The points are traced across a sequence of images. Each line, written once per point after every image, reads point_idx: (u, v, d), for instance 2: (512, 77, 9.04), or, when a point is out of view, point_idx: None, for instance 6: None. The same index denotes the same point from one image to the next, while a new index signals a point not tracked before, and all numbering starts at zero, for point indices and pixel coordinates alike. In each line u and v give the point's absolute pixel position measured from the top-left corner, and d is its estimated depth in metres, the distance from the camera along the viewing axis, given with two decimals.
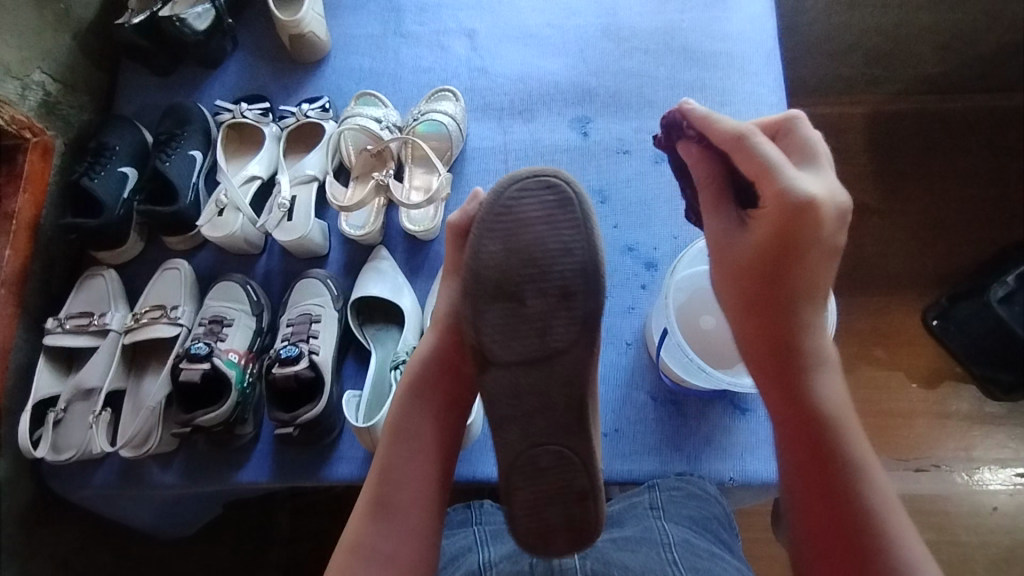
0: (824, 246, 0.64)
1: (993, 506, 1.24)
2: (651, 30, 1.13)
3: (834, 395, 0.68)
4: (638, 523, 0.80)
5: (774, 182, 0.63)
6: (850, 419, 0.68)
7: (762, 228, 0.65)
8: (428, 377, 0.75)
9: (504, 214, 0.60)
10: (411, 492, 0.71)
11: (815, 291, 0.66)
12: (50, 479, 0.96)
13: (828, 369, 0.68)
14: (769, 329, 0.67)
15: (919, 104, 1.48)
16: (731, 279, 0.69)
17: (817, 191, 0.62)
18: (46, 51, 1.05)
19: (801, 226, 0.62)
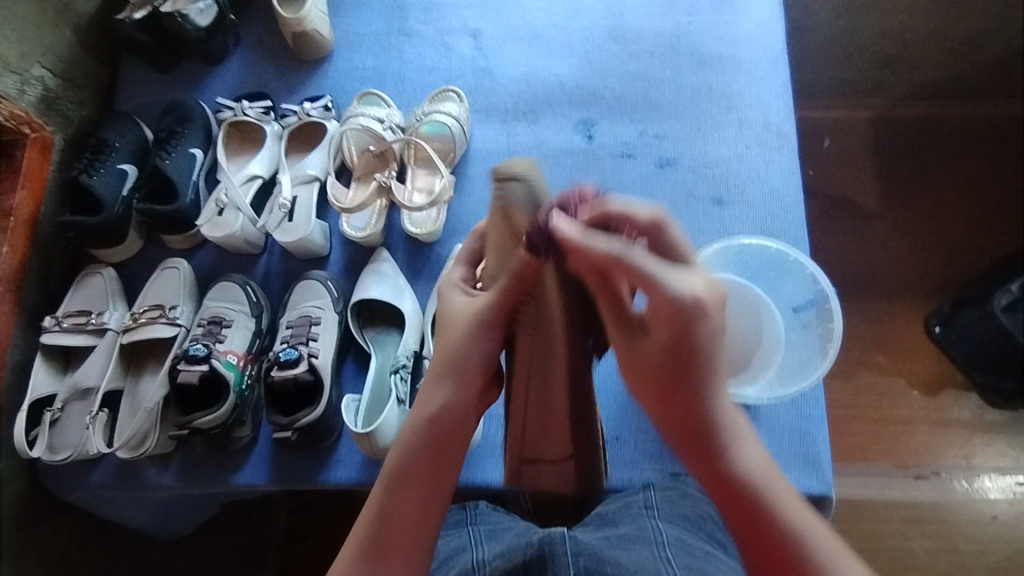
0: (720, 333, 0.56)
1: (992, 514, 1.23)
2: (658, 32, 1.12)
3: (761, 475, 0.59)
4: (633, 522, 0.78)
5: (658, 287, 0.54)
6: (789, 496, 0.59)
7: (658, 330, 0.56)
8: (445, 417, 0.64)
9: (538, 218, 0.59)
10: (410, 533, 0.61)
11: (721, 374, 0.58)
12: (46, 478, 0.95)
13: (747, 448, 0.60)
14: (682, 426, 0.59)
15: (925, 108, 1.46)
16: (642, 387, 0.59)
17: (699, 287, 0.55)
18: (46, 45, 1.03)
19: (696, 324, 0.54)
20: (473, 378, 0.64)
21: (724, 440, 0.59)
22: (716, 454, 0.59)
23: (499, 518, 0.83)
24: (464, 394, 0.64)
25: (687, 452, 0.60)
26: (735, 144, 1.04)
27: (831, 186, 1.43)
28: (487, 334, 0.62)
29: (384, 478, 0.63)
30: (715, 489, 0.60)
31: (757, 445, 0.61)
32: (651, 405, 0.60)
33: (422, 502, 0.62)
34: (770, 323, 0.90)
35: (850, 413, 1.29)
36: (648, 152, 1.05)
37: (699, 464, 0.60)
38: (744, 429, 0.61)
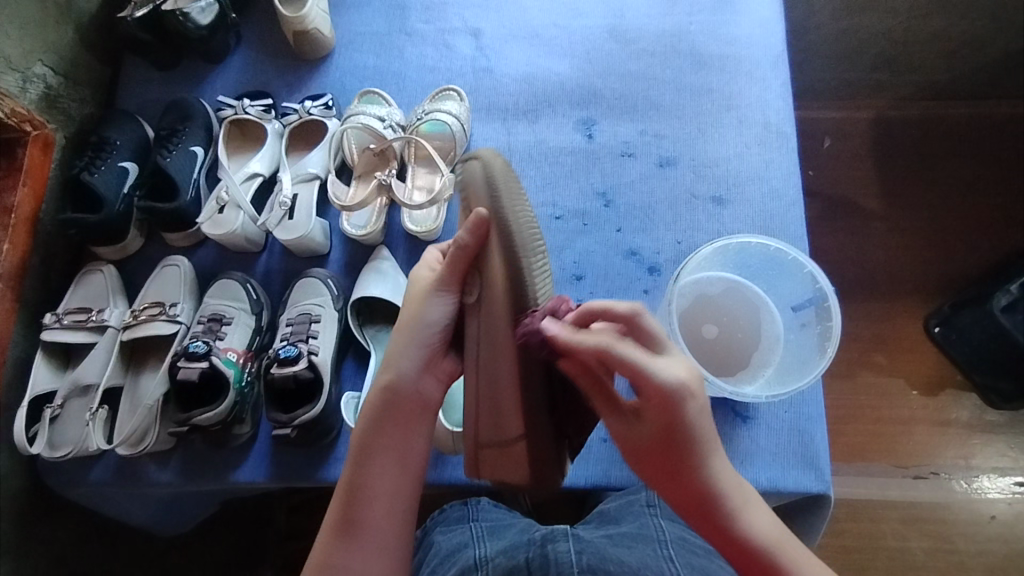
0: (707, 410, 0.62)
1: (991, 515, 1.23)
2: (658, 32, 1.12)
3: (769, 533, 0.63)
4: (635, 520, 0.78)
5: (647, 376, 0.60)
6: (799, 550, 0.62)
7: (652, 414, 0.62)
8: (404, 386, 0.68)
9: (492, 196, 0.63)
10: (382, 506, 0.66)
11: (716, 447, 0.64)
12: (46, 475, 0.95)
13: (752, 510, 0.64)
14: (687, 496, 0.63)
15: (923, 110, 1.47)
16: (645, 466, 0.64)
17: (681, 372, 0.62)
18: (48, 43, 1.04)
19: (686, 403, 0.61)
20: (431, 339, 0.68)
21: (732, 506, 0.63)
22: (723, 519, 0.63)
23: (500, 515, 0.83)
24: (421, 358, 0.68)
25: (696, 520, 0.64)
26: (735, 143, 1.04)
27: (831, 186, 1.43)
28: (441, 293, 0.66)
29: (353, 455, 0.68)
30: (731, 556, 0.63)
31: (763, 507, 0.66)
32: (655, 479, 0.65)
33: (392, 470, 0.67)
34: (769, 322, 0.92)
35: (849, 413, 1.29)
36: (647, 151, 1.05)
37: (710, 530, 0.64)
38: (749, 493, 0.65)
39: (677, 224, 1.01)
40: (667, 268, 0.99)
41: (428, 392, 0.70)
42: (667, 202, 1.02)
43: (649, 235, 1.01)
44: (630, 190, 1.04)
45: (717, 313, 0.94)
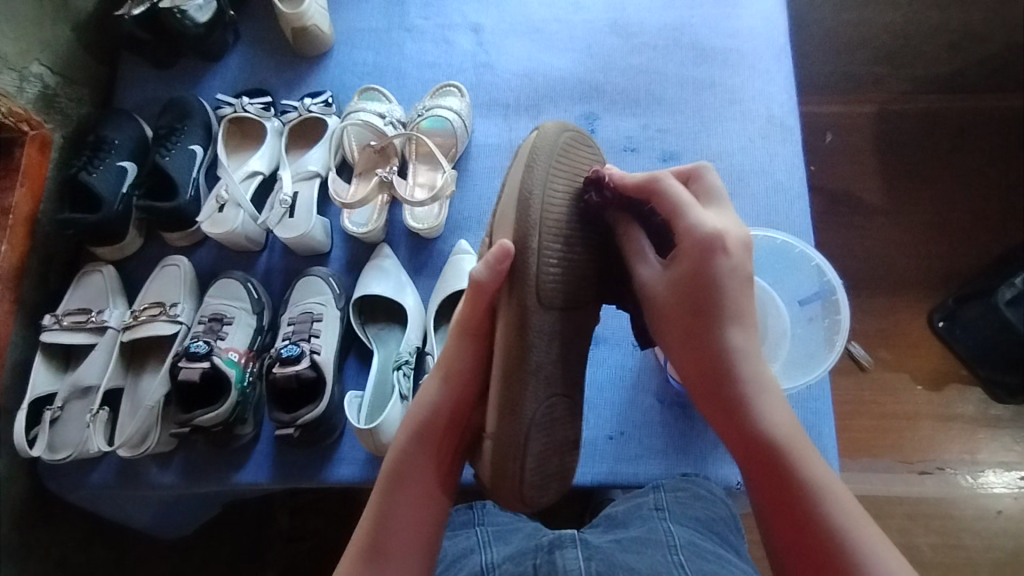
0: (740, 275, 0.62)
1: (997, 510, 1.22)
2: (660, 26, 1.11)
3: (781, 415, 0.63)
4: (643, 523, 0.78)
5: (685, 221, 0.63)
6: (804, 442, 0.63)
7: (682, 264, 0.63)
8: (436, 422, 0.68)
9: (541, 188, 0.61)
10: (409, 538, 0.66)
11: (742, 315, 0.63)
12: (46, 478, 0.94)
13: (766, 389, 0.64)
14: (704, 362, 0.63)
15: (925, 103, 1.45)
16: (662, 321, 0.65)
17: (724, 227, 0.63)
18: (45, 42, 1.03)
19: (716, 258, 0.62)
20: (459, 384, 0.67)
21: (742, 384, 0.62)
22: (733, 393, 0.63)
23: (507, 519, 0.82)
24: (452, 402, 0.68)
25: (707, 390, 0.64)
26: (738, 137, 1.04)
27: (834, 180, 1.42)
28: (467, 343, 0.66)
29: (382, 482, 0.68)
30: (736, 432, 0.63)
31: (778, 397, 0.64)
32: (670, 338, 0.65)
33: (419, 504, 0.67)
34: (776, 317, 0.88)
35: (854, 408, 1.28)
36: (651, 146, 1.04)
37: (727, 415, 0.63)
38: (763, 379, 0.64)
39: None
40: None
41: (458, 429, 0.69)
42: None
43: None
44: None
45: None
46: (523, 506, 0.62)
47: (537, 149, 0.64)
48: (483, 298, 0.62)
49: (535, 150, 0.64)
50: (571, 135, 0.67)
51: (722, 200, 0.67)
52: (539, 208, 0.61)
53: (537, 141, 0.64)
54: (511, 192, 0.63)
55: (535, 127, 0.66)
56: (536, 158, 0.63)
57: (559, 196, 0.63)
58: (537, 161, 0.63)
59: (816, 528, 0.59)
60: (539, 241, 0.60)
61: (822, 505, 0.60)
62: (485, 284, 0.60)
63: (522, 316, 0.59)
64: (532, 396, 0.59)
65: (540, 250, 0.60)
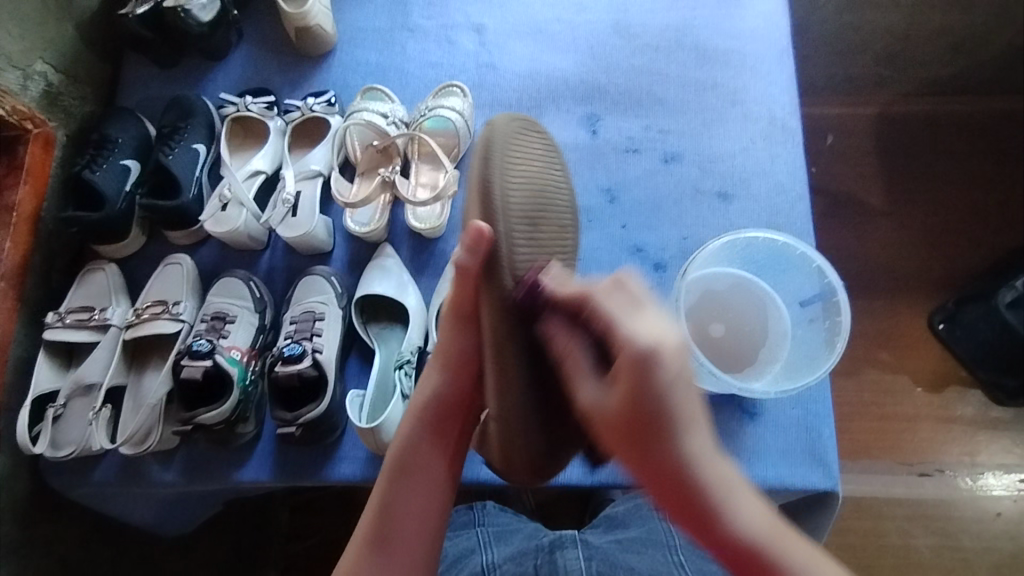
0: (683, 385, 0.53)
1: (997, 512, 1.23)
2: (662, 27, 1.11)
3: (755, 518, 0.55)
4: (643, 524, 0.79)
5: (617, 336, 0.54)
6: (789, 537, 0.55)
7: (621, 387, 0.54)
8: (440, 406, 0.70)
9: (498, 175, 0.60)
10: (415, 527, 0.66)
11: (695, 423, 0.55)
12: (49, 475, 0.94)
13: (736, 493, 0.56)
14: (665, 487, 0.55)
15: (927, 105, 1.46)
16: (614, 444, 0.56)
17: (659, 336, 0.53)
18: (49, 41, 1.03)
19: (654, 377, 0.52)
20: (462, 368, 0.69)
21: (710, 495, 0.54)
22: (704, 512, 0.54)
23: (507, 519, 0.82)
24: (455, 385, 0.70)
25: (676, 512, 0.56)
26: (739, 139, 1.04)
27: (835, 182, 1.42)
28: (464, 330, 0.66)
29: (388, 473, 0.68)
30: (716, 546, 0.55)
31: (749, 493, 0.57)
32: (627, 462, 0.56)
33: (427, 489, 0.68)
34: (777, 319, 0.92)
35: (854, 410, 1.28)
36: (653, 147, 1.05)
37: (704, 532, 0.55)
38: (732, 479, 0.56)
39: (683, 220, 1.01)
40: (674, 264, 0.99)
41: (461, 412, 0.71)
42: (673, 198, 1.02)
43: (655, 231, 1.00)
44: (636, 187, 1.03)
45: (726, 312, 0.93)
46: (533, 477, 0.65)
47: (490, 137, 0.63)
48: (468, 284, 0.60)
49: (488, 140, 0.62)
50: (519, 124, 0.67)
51: (648, 303, 0.56)
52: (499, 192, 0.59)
53: (489, 133, 0.63)
54: (471, 179, 0.61)
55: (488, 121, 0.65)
56: (491, 147, 0.62)
57: (518, 181, 0.62)
58: (494, 143, 0.62)
59: None
60: (507, 225, 0.58)
61: None
62: (469, 270, 0.58)
63: (504, 310, 0.57)
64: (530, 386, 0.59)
65: (512, 240, 0.58)
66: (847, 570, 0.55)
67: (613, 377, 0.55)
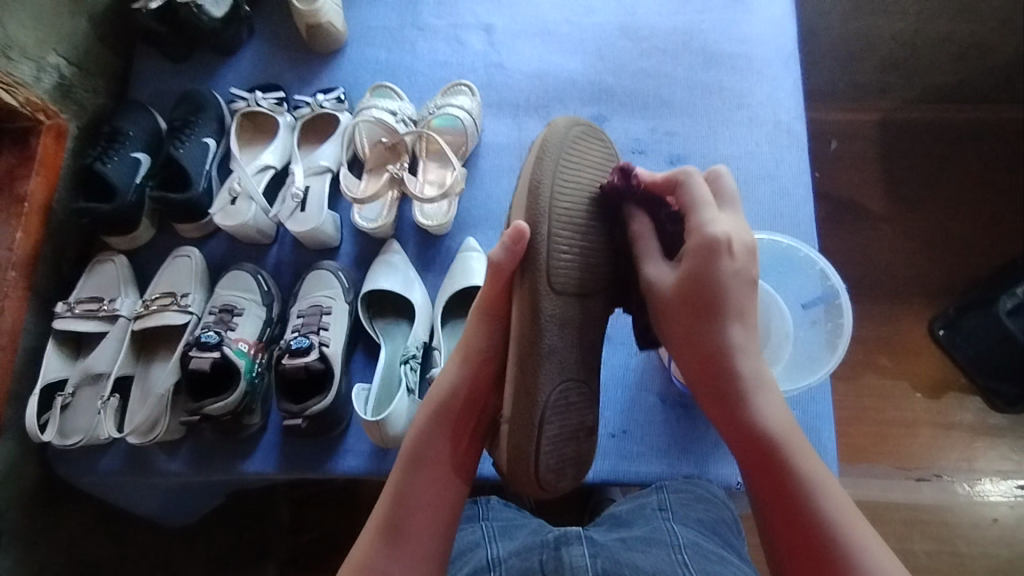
0: (740, 275, 0.64)
1: (993, 517, 1.23)
2: (669, 30, 1.12)
3: (776, 415, 0.64)
4: (647, 523, 0.79)
5: (697, 219, 0.65)
6: (799, 434, 0.64)
7: (687, 264, 0.64)
8: (454, 403, 0.71)
9: (547, 183, 0.65)
10: (427, 517, 0.68)
11: (743, 316, 0.65)
12: (56, 463, 0.95)
13: (765, 389, 0.65)
14: (705, 356, 0.64)
15: (930, 112, 1.47)
16: (668, 315, 0.66)
17: (730, 231, 0.65)
18: (63, 33, 1.04)
19: (719, 259, 0.63)
20: (479, 363, 0.71)
21: (740, 380, 0.64)
22: (733, 391, 0.64)
23: (512, 515, 0.83)
24: (473, 382, 0.71)
25: (708, 386, 0.65)
26: (745, 142, 1.05)
27: (839, 187, 1.43)
28: (488, 323, 0.69)
29: (403, 463, 0.70)
30: (732, 425, 0.64)
31: (773, 393, 0.66)
32: (673, 332, 0.66)
33: (438, 484, 0.69)
34: (779, 316, 0.90)
35: (853, 413, 1.29)
36: (659, 149, 1.06)
37: (724, 410, 0.65)
38: (762, 375, 0.65)
39: None
40: None
41: (478, 411, 0.73)
42: None
43: None
44: None
45: None
46: (538, 490, 0.64)
47: (547, 143, 0.67)
48: (500, 281, 0.65)
49: (543, 146, 0.67)
50: (581, 129, 0.70)
51: (736, 206, 0.69)
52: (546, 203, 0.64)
53: (545, 138, 0.67)
54: (522, 184, 0.66)
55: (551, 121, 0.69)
56: (546, 152, 0.66)
57: (568, 189, 0.66)
58: (547, 151, 0.66)
59: (806, 520, 0.60)
60: (547, 230, 0.63)
61: (814, 498, 0.61)
62: (502, 266, 0.63)
63: (533, 303, 0.62)
64: (547, 382, 0.62)
65: (548, 238, 0.63)
66: (841, 484, 0.63)
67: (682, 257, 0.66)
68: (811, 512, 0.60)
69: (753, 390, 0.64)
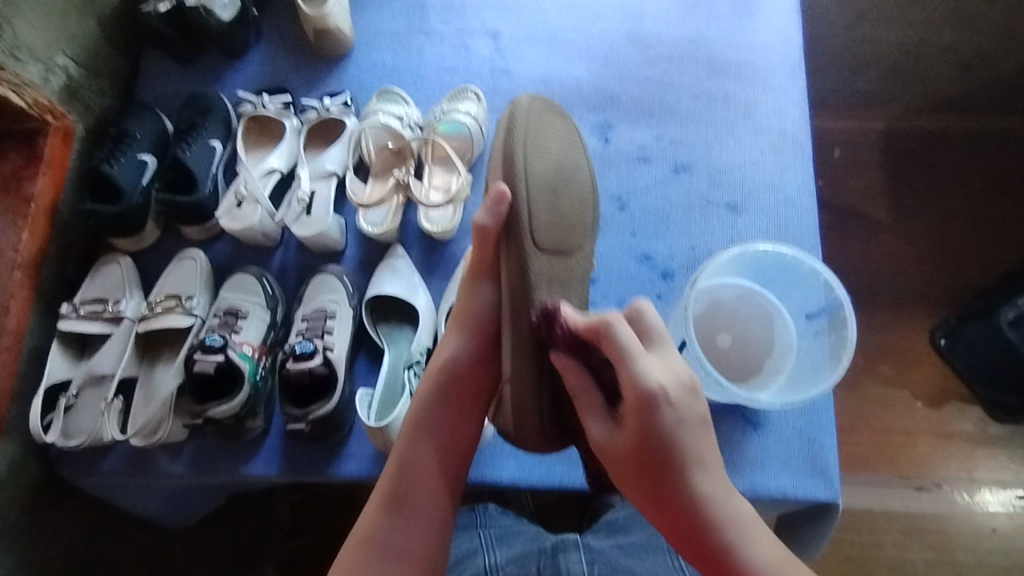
0: (686, 421, 0.59)
1: (992, 527, 1.24)
2: (676, 38, 1.13)
3: (770, 554, 0.57)
4: (644, 529, 0.80)
5: (627, 370, 0.60)
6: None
7: (630, 423, 0.60)
8: (456, 369, 0.73)
9: (516, 150, 0.68)
10: (430, 487, 0.68)
11: (700, 458, 0.60)
12: (58, 463, 0.96)
13: (752, 531, 0.58)
14: (671, 516, 0.59)
15: (934, 122, 1.47)
16: (622, 479, 0.61)
17: (664, 378, 0.60)
18: (71, 35, 1.05)
19: (659, 410, 0.58)
20: (481, 327, 0.73)
21: (720, 529, 0.58)
22: (715, 545, 0.57)
23: (508, 521, 0.83)
24: (472, 346, 0.73)
25: (686, 547, 0.59)
26: (750, 151, 1.05)
27: (842, 196, 1.44)
28: (480, 284, 0.72)
29: (407, 431, 0.72)
30: None
31: (762, 529, 0.59)
32: (632, 494, 0.62)
33: (445, 445, 0.71)
34: (782, 330, 0.93)
35: (854, 422, 1.29)
36: (664, 156, 1.06)
37: (716, 572, 0.58)
38: (740, 512, 0.59)
39: (691, 230, 1.02)
40: (681, 273, 1.00)
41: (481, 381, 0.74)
42: (682, 207, 1.03)
43: (664, 239, 1.02)
44: (645, 196, 1.04)
45: (729, 322, 0.95)
46: (536, 442, 0.69)
47: (514, 114, 0.71)
48: (488, 243, 0.68)
49: (511, 117, 0.70)
50: (544, 103, 0.74)
51: (665, 345, 0.65)
52: (517, 166, 0.67)
53: (512, 108, 0.71)
54: (495, 154, 0.69)
55: (513, 99, 0.73)
56: (514, 121, 0.70)
57: (537, 157, 0.69)
58: (516, 122, 0.70)
59: None
60: (523, 191, 0.66)
61: None
62: (488, 228, 0.66)
63: (523, 267, 0.65)
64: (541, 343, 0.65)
65: (530, 200, 0.66)
66: None
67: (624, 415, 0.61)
68: None
69: (738, 535, 0.58)
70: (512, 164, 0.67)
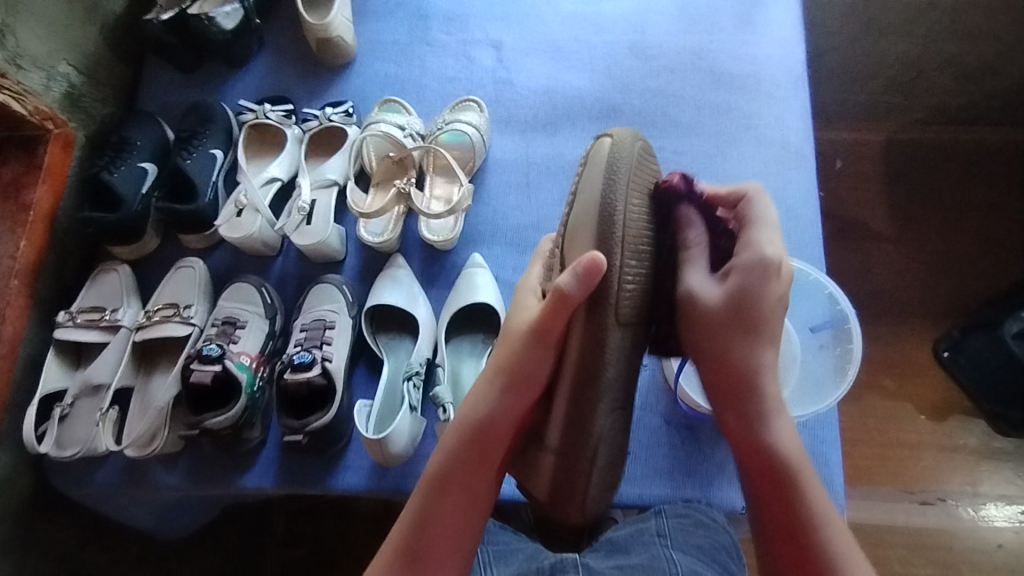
0: (779, 300, 0.67)
1: (997, 543, 1.22)
2: (678, 49, 1.13)
3: (789, 438, 0.67)
4: (645, 550, 0.77)
5: (751, 240, 0.67)
6: (806, 461, 0.68)
7: (733, 282, 0.65)
8: (492, 427, 0.69)
9: (615, 203, 0.61)
10: (449, 545, 0.68)
11: (774, 338, 0.67)
12: (51, 474, 0.94)
13: (780, 412, 0.68)
14: (731, 371, 0.66)
15: (939, 133, 1.45)
16: (696, 330, 0.66)
17: (782, 255, 0.66)
18: (73, 44, 1.05)
19: (768, 282, 0.65)
20: (525, 391, 0.67)
21: (763, 398, 0.67)
22: (754, 407, 0.66)
23: (508, 539, 0.82)
24: (510, 408, 0.68)
25: (730, 401, 0.67)
26: (753, 162, 1.04)
27: (845, 208, 1.43)
28: (538, 351, 0.64)
29: (426, 488, 0.70)
30: (745, 438, 0.67)
31: (785, 413, 0.69)
32: (698, 345, 0.67)
33: (464, 510, 0.69)
34: (788, 341, 0.90)
35: (856, 435, 1.28)
36: (666, 167, 1.06)
37: (744, 430, 0.67)
38: (777, 396, 0.68)
39: None
40: None
41: (512, 436, 0.70)
42: None
43: None
44: None
45: None
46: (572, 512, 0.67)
47: (612, 156, 0.64)
48: (563, 314, 0.60)
49: (609, 158, 0.64)
50: (643, 144, 0.67)
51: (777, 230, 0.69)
52: (616, 223, 0.60)
53: (609, 145, 0.65)
54: (586, 202, 0.62)
55: (606, 130, 0.67)
56: (615, 162, 0.63)
57: (636, 210, 0.63)
58: (616, 169, 0.63)
59: (807, 532, 0.65)
60: (621, 256, 0.59)
61: (811, 523, 0.65)
62: (570, 297, 0.58)
63: (601, 341, 0.60)
64: (604, 424, 0.62)
65: (622, 271, 0.60)
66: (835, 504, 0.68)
67: (727, 276, 0.66)
68: (806, 540, 0.65)
69: (774, 403, 0.67)
70: (611, 222, 0.60)
